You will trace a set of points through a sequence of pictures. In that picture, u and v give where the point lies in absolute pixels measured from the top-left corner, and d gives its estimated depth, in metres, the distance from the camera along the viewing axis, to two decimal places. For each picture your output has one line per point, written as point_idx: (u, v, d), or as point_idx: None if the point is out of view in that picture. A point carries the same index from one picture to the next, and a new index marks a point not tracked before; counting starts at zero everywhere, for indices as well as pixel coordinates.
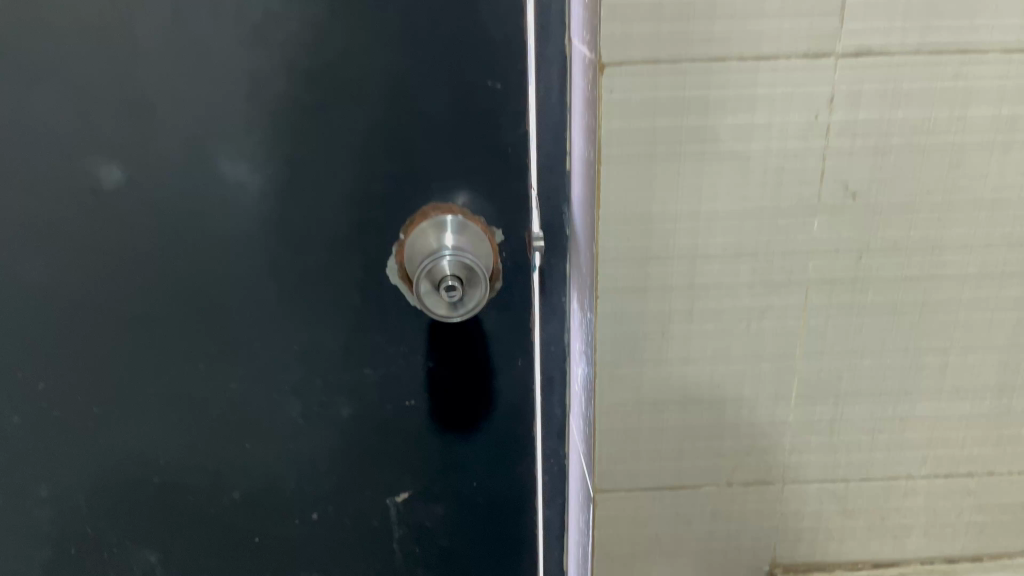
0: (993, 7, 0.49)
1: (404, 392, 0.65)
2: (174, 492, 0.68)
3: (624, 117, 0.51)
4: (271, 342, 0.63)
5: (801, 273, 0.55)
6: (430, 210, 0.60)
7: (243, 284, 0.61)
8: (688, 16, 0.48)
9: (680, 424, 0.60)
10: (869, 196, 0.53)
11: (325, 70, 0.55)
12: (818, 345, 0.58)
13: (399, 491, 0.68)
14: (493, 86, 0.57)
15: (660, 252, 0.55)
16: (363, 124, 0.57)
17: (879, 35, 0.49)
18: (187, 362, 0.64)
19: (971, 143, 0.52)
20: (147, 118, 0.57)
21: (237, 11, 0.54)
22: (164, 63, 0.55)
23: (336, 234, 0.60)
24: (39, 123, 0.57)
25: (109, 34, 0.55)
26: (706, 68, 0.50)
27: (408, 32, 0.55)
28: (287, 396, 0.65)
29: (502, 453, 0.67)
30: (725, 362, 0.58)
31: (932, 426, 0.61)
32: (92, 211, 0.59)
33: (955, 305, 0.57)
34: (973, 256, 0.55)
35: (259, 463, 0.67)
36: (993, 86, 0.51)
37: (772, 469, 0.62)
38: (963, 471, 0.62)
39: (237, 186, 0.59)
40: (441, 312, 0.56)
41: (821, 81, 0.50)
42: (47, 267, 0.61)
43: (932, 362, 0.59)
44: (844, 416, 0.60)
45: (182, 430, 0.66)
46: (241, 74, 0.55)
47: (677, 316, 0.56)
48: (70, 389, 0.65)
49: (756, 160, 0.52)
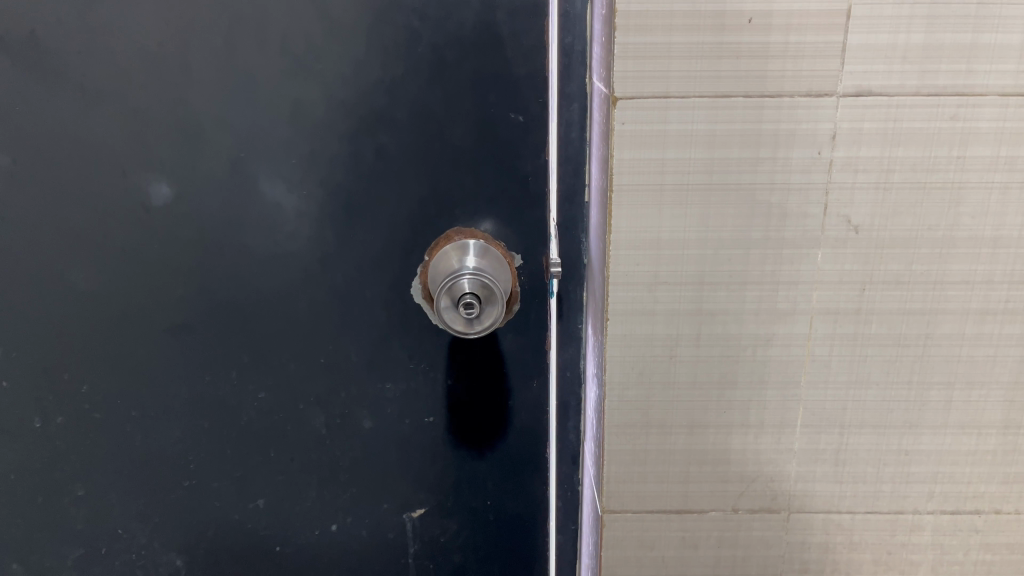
0: (987, 53, 0.52)
1: (423, 408, 0.68)
2: (202, 496, 0.70)
3: (634, 147, 0.55)
4: (300, 353, 0.67)
5: (805, 303, 0.58)
6: (454, 233, 0.64)
7: (276, 297, 0.65)
8: (698, 55, 0.53)
9: (686, 448, 0.62)
10: (871, 229, 0.56)
11: (361, 99, 0.60)
12: (822, 375, 0.60)
13: (415, 506, 0.71)
14: (516, 119, 0.61)
15: (668, 277, 0.58)
16: (394, 151, 0.61)
17: (880, 77, 0.53)
18: (220, 369, 0.67)
19: (971, 182, 0.55)
20: (195, 139, 0.61)
21: (282, 43, 0.59)
22: (214, 88, 0.60)
23: (365, 254, 0.64)
24: (98, 142, 0.62)
25: (168, 61, 0.60)
26: (715, 103, 0.54)
27: (438, 67, 0.59)
28: (311, 407, 0.68)
29: (514, 471, 0.70)
30: (732, 387, 0.60)
31: (939, 461, 0.62)
32: (140, 224, 0.64)
33: (959, 340, 0.58)
34: (975, 292, 0.57)
35: (282, 471, 0.70)
36: (991, 128, 0.54)
37: (778, 496, 0.63)
38: (970, 509, 0.63)
39: (274, 206, 0.63)
40: (459, 327, 0.59)
41: (822, 118, 0.54)
42: (97, 274, 0.65)
43: (936, 396, 0.60)
44: (849, 446, 0.62)
45: (212, 436, 0.69)
46: (284, 101, 0.60)
47: (685, 340, 0.59)
48: (109, 392, 0.68)
49: (762, 193, 0.56)
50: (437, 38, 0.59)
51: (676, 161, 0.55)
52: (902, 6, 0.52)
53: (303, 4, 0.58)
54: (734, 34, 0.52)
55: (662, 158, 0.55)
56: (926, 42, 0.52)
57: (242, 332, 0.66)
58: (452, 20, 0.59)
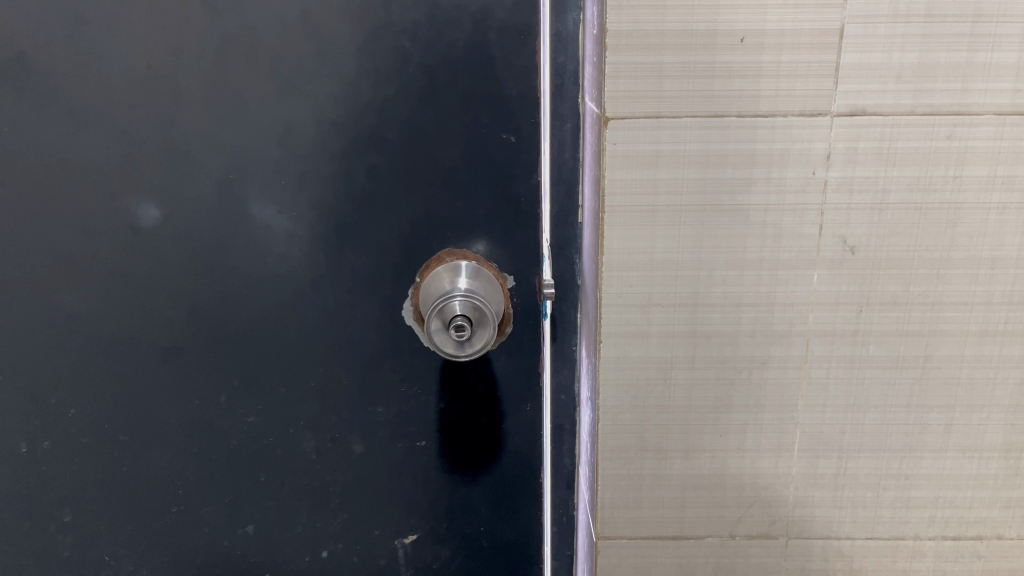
0: (983, 72, 0.52)
1: (415, 433, 0.67)
2: (190, 522, 0.69)
3: (626, 168, 0.54)
4: (290, 377, 0.66)
5: (801, 324, 0.57)
6: (446, 255, 0.63)
7: (266, 320, 0.64)
8: (689, 75, 0.52)
9: (682, 473, 0.61)
10: (868, 250, 0.55)
11: (352, 119, 0.60)
12: (820, 398, 0.59)
13: (408, 532, 0.69)
14: (508, 139, 0.60)
15: (662, 298, 0.57)
16: (386, 171, 0.61)
17: (874, 96, 0.52)
18: (209, 393, 0.66)
19: (967, 203, 0.54)
20: (185, 161, 0.61)
21: (273, 64, 0.58)
22: (204, 110, 0.60)
23: (356, 275, 0.63)
24: (87, 163, 0.61)
25: (158, 82, 0.59)
26: (707, 123, 0.53)
27: (430, 87, 0.59)
28: (302, 431, 0.67)
29: (509, 496, 0.69)
30: (728, 410, 0.59)
31: (939, 485, 0.60)
32: (129, 246, 0.63)
33: (958, 362, 0.58)
34: (974, 313, 0.56)
35: (272, 496, 0.69)
36: (987, 148, 0.53)
37: (776, 522, 0.62)
38: (972, 534, 0.62)
39: (265, 228, 0.62)
40: (449, 350, 0.58)
41: (818, 138, 0.53)
42: (85, 297, 0.64)
43: (936, 419, 0.59)
44: (849, 470, 0.60)
45: (201, 460, 0.68)
46: (274, 121, 0.60)
47: (679, 362, 0.58)
48: (97, 416, 0.67)
49: (756, 215, 0.55)
50: (428, 58, 0.58)
51: (669, 182, 0.54)
52: (896, 25, 0.51)
53: (294, 24, 0.58)
54: (726, 53, 0.52)
55: (655, 179, 0.54)
56: (920, 62, 0.52)
57: (232, 356, 0.65)
58: (443, 40, 0.58)
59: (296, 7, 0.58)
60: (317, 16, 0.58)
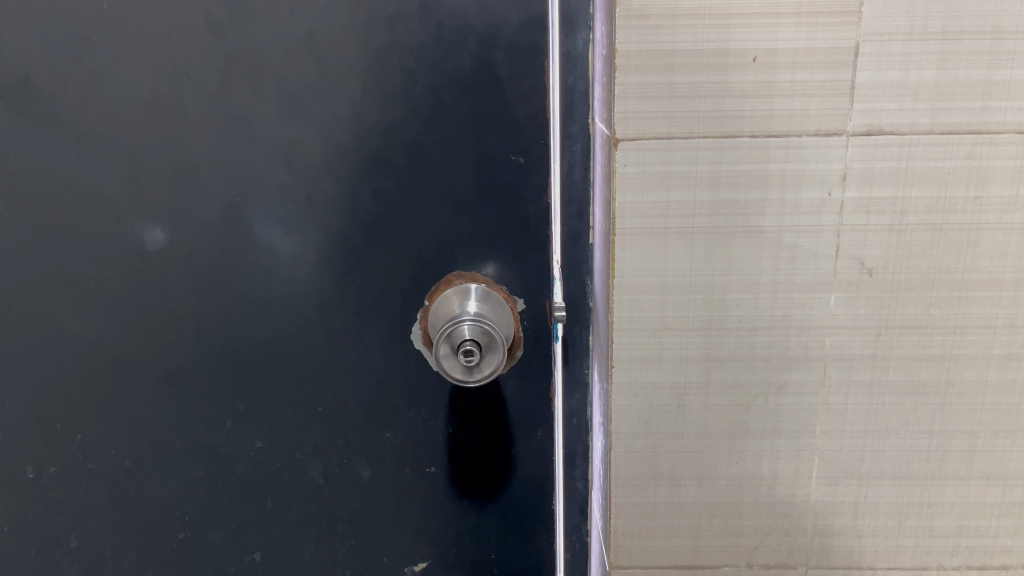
0: (1003, 90, 0.51)
1: (424, 458, 0.66)
2: (197, 548, 0.68)
3: (636, 190, 0.53)
4: (297, 401, 0.65)
5: (818, 348, 0.56)
6: (455, 277, 0.62)
7: (273, 343, 0.64)
8: (699, 95, 0.51)
9: (697, 500, 0.59)
10: (885, 272, 0.54)
11: (359, 141, 0.59)
12: (838, 423, 0.57)
13: (417, 559, 0.68)
14: (516, 160, 0.59)
15: (674, 322, 0.56)
16: (394, 194, 0.60)
17: (891, 115, 0.51)
18: (214, 418, 0.65)
19: (989, 223, 0.53)
20: (189, 183, 0.60)
21: (279, 87, 0.58)
22: (209, 132, 0.59)
23: (363, 298, 0.62)
24: (93, 187, 0.61)
25: (162, 105, 0.59)
26: (717, 144, 0.52)
27: (437, 109, 0.58)
28: (309, 456, 0.66)
29: (519, 522, 0.67)
30: (743, 437, 0.58)
31: (963, 514, 0.59)
32: (134, 270, 0.62)
33: (980, 386, 0.56)
34: (997, 336, 0.55)
35: (278, 522, 0.67)
36: (1008, 167, 0.52)
37: (795, 552, 0.60)
38: (997, 563, 0.60)
39: (270, 251, 0.62)
40: (458, 375, 0.56)
41: (834, 158, 0.52)
42: (91, 321, 0.64)
43: (959, 446, 0.57)
44: (868, 498, 0.59)
45: (208, 485, 0.67)
46: (280, 144, 0.59)
47: (692, 388, 0.57)
48: (102, 441, 0.66)
49: (770, 236, 0.54)
50: (436, 79, 0.58)
51: (680, 203, 0.53)
52: (912, 42, 0.50)
53: (300, 46, 0.57)
54: (739, 72, 0.51)
55: (666, 200, 0.53)
56: (938, 79, 0.51)
57: (238, 380, 0.64)
58: (451, 60, 0.57)
59: (302, 29, 0.57)
60: (323, 38, 0.57)
